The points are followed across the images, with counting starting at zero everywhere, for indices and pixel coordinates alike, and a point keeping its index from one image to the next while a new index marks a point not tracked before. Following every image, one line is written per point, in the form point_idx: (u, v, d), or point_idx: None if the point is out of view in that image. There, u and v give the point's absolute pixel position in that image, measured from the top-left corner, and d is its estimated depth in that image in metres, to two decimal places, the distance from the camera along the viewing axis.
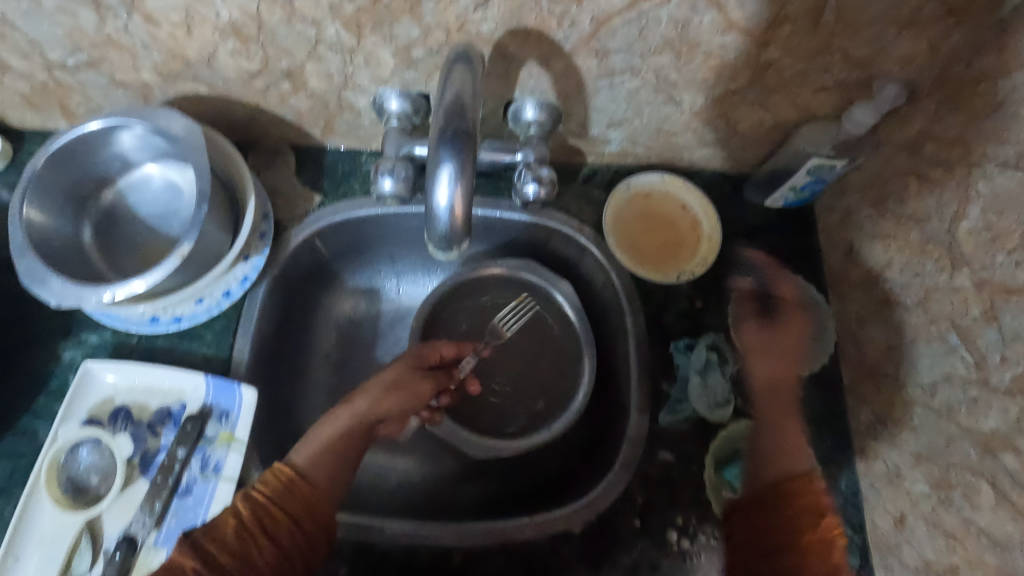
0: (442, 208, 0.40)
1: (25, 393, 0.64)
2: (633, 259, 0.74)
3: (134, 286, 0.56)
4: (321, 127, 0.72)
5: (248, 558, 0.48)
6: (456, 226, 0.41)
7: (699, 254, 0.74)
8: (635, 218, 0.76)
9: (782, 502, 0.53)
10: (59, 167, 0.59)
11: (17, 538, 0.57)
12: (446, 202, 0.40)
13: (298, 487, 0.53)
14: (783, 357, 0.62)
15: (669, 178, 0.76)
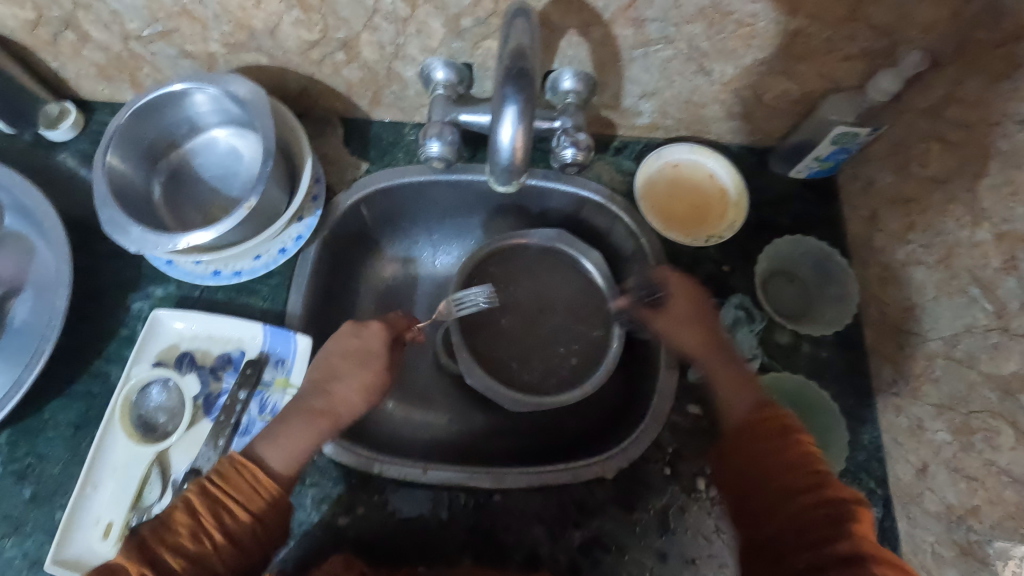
0: (505, 144, 0.45)
1: (97, 339, 0.69)
2: (662, 223, 0.78)
3: (206, 236, 0.61)
4: (369, 99, 0.77)
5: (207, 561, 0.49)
6: (516, 162, 0.47)
7: (726, 220, 0.78)
8: (665, 187, 0.80)
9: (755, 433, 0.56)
10: (137, 127, 0.64)
11: (93, 468, 0.62)
12: (509, 140, 0.45)
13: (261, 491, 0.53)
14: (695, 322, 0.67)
15: (697, 148, 0.79)
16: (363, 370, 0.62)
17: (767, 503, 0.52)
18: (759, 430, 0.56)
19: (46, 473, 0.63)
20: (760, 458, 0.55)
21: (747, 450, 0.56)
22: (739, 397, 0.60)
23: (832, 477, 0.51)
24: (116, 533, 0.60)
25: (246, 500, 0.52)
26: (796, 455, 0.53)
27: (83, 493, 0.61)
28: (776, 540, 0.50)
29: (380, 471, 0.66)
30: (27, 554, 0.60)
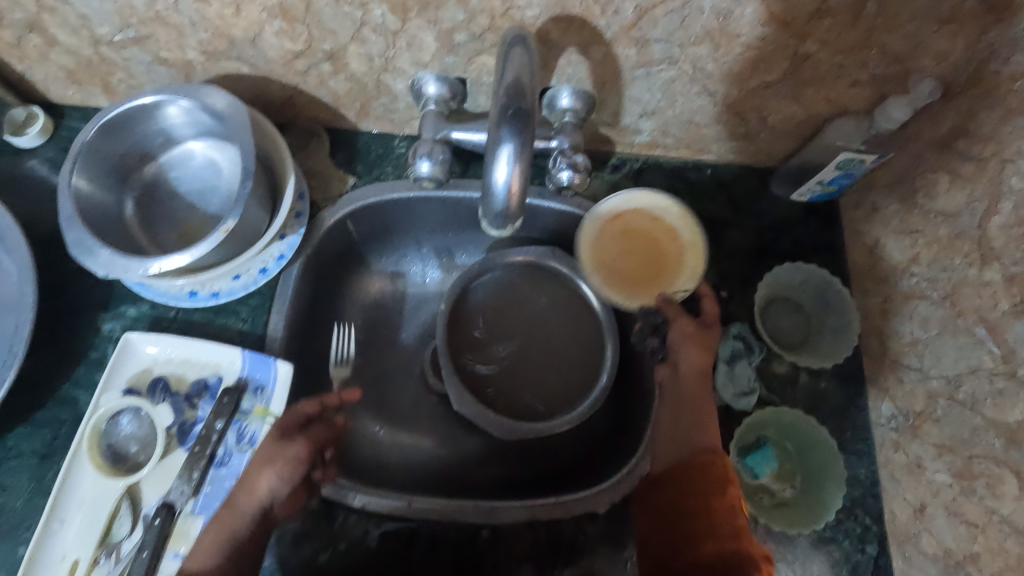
0: (499, 184, 0.42)
1: (66, 361, 0.65)
2: (628, 291, 0.73)
3: (178, 261, 0.58)
4: (357, 111, 0.73)
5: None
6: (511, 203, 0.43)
7: (686, 265, 0.73)
8: (611, 246, 0.75)
9: (694, 473, 0.58)
10: (107, 141, 0.60)
11: (59, 502, 0.59)
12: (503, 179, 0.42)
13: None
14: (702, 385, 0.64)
15: (635, 194, 0.74)
16: (260, 473, 0.58)
17: (692, 532, 0.54)
18: (704, 470, 0.57)
19: (8, 506, 0.60)
20: (693, 498, 0.56)
21: (682, 486, 0.58)
22: (696, 434, 0.61)
23: (748, 531, 0.53)
24: (82, 572, 0.57)
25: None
26: (725, 500, 0.55)
27: (47, 529, 0.58)
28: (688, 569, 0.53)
29: (360, 505, 0.64)
30: None
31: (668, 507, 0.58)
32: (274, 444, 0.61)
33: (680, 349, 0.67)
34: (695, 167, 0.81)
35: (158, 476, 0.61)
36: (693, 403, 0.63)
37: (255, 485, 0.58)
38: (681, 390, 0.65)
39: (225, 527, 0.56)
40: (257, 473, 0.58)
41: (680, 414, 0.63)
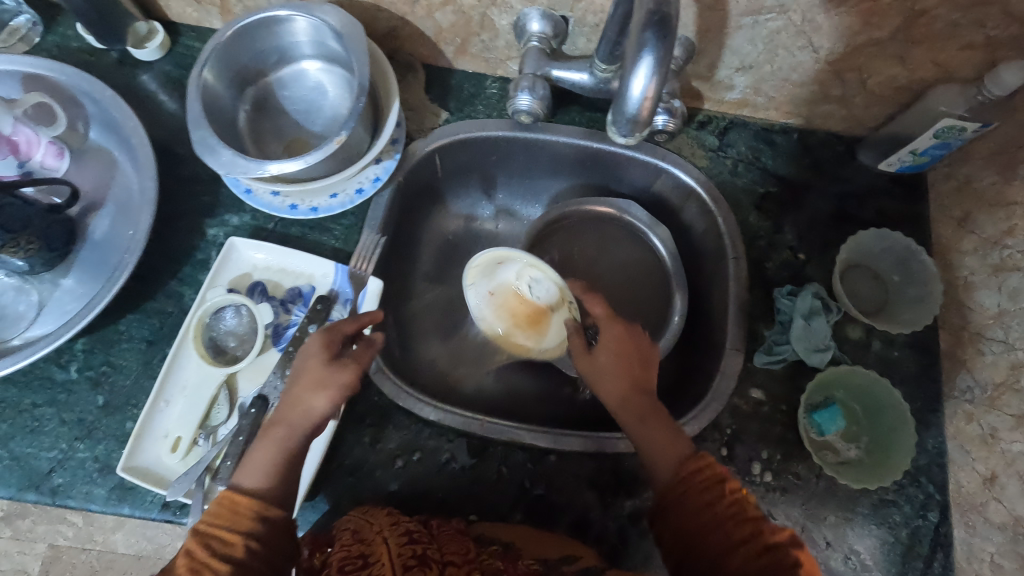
0: (635, 96, 0.44)
1: (173, 260, 0.69)
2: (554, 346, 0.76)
3: (286, 166, 0.60)
4: (456, 47, 0.75)
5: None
6: (641, 115, 0.45)
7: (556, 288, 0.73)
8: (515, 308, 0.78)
9: (687, 488, 0.52)
10: (230, 54, 0.64)
11: (166, 383, 0.63)
12: (640, 91, 0.43)
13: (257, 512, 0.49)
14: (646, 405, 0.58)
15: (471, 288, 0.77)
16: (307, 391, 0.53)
17: (721, 546, 0.49)
18: (694, 478, 0.52)
19: (119, 384, 0.65)
20: (701, 514, 0.50)
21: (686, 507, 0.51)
22: (659, 444, 0.56)
23: (765, 520, 0.50)
24: (183, 449, 0.62)
25: (251, 519, 0.48)
26: (733, 501, 0.50)
27: (155, 406, 0.63)
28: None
29: (437, 420, 0.67)
30: (98, 457, 0.62)
31: (680, 535, 0.51)
32: (320, 370, 0.54)
33: (607, 375, 0.60)
34: (782, 130, 0.80)
35: (253, 371, 0.66)
36: (645, 419, 0.57)
37: (308, 407, 0.53)
38: (635, 417, 0.58)
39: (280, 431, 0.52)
40: (306, 394, 0.53)
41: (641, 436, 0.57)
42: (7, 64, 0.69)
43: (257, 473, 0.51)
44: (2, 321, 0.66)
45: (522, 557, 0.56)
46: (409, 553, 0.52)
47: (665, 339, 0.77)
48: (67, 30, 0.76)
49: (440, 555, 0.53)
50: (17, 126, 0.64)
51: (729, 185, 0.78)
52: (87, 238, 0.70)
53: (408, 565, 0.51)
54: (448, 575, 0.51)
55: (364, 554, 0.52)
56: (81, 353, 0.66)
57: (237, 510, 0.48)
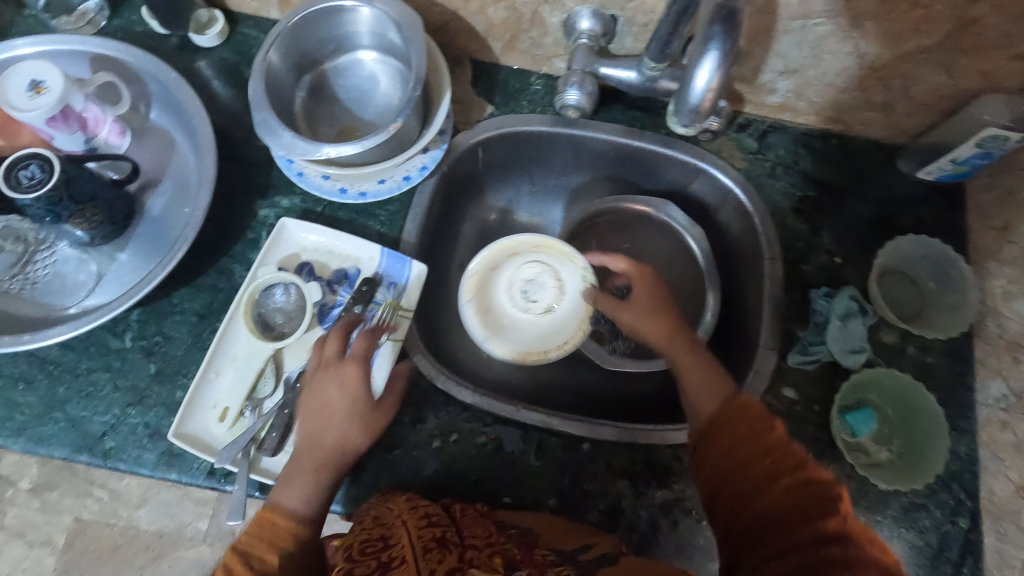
0: (700, 87, 0.47)
1: (225, 238, 0.72)
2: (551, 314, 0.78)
3: (344, 150, 0.62)
4: (504, 43, 0.77)
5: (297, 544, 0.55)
6: (704, 103, 0.48)
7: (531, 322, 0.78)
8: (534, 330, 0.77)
9: (732, 419, 0.55)
10: (292, 41, 0.67)
11: (216, 355, 0.66)
12: (704, 83, 0.47)
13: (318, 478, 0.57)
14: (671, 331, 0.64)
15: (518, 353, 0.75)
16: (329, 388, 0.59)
17: (761, 478, 0.50)
18: (740, 413, 0.55)
19: (170, 354, 0.67)
20: (742, 448, 0.53)
21: (726, 439, 0.54)
22: (705, 389, 0.59)
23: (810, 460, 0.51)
24: (231, 419, 0.64)
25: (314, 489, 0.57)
26: (775, 436, 0.52)
27: (205, 377, 0.65)
28: (767, 527, 0.48)
29: (473, 403, 0.68)
30: (149, 424, 0.64)
31: (721, 461, 0.53)
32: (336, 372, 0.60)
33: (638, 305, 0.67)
34: (821, 136, 0.81)
35: (300, 347, 0.68)
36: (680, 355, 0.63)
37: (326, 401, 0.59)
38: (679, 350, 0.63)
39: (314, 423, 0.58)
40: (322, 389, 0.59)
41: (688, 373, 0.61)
42: (79, 46, 0.73)
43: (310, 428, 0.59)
44: (62, 288, 0.69)
45: (538, 544, 0.56)
46: (429, 533, 0.53)
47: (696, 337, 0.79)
48: (131, 15, 0.79)
49: (460, 539, 0.53)
50: (87, 103, 0.67)
51: (768, 188, 0.78)
52: (145, 214, 0.73)
53: (429, 547, 0.51)
54: (470, 557, 0.51)
55: (385, 537, 0.53)
56: (135, 323, 0.68)
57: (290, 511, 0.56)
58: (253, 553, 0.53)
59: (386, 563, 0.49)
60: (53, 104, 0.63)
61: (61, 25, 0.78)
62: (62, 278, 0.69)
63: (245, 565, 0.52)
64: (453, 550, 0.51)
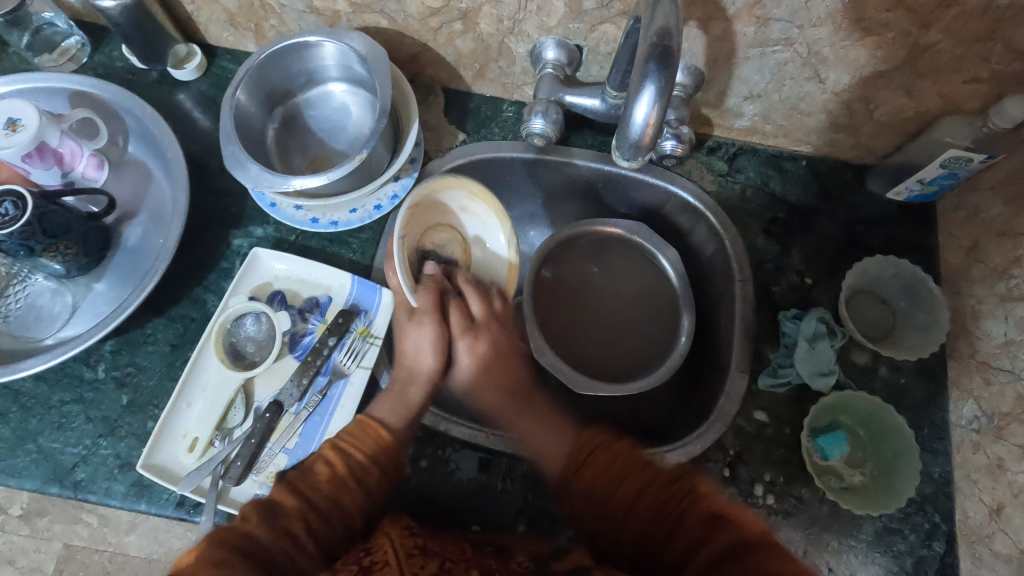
0: (638, 122, 0.48)
1: (199, 268, 0.73)
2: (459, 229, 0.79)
3: (310, 182, 0.63)
4: (475, 72, 0.78)
5: (344, 504, 0.53)
6: (644, 139, 0.49)
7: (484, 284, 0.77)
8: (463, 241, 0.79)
9: (585, 459, 0.58)
10: (262, 76, 0.69)
11: (186, 385, 0.66)
12: (642, 118, 0.47)
13: (385, 445, 0.58)
14: (552, 427, 0.66)
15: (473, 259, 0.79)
16: (423, 355, 0.66)
17: (636, 485, 0.55)
18: (597, 454, 0.58)
19: (143, 384, 0.68)
20: (634, 503, 0.55)
21: (618, 513, 0.55)
22: (547, 458, 0.64)
23: (670, 500, 0.53)
24: (200, 449, 0.64)
25: (372, 454, 0.57)
26: (632, 476, 0.56)
27: (176, 407, 0.66)
28: (693, 565, 0.49)
29: (444, 430, 0.68)
30: (120, 454, 0.65)
31: (590, 505, 0.57)
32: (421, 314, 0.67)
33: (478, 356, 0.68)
34: (791, 158, 0.82)
35: (270, 376, 0.69)
36: (519, 416, 0.68)
37: (416, 355, 0.67)
38: (536, 417, 0.68)
39: (390, 411, 0.62)
40: (414, 352, 0.66)
41: (538, 434, 0.66)
42: (56, 82, 0.75)
43: (393, 418, 0.62)
44: (37, 320, 0.70)
45: (515, 556, 0.56)
46: (411, 541, 0.53)
47: (671, 360, 0.78)
48: (112, 51, 0.82)
49: (438, 550, 0.53)
50: (63, 138, 0.69)
51: (738, 209, 0.79)
52: (121, 245, 0.74)
53: (412, 553, 0.51)
54: (448, 566, 0.50)
55: (367, 546, 0.52)
56: (108, 353, 0.69)
57: (372, 433, 0.59)
58: (289, 499, 0.51)
59: (368, 564, 0.48)
60: (29, 141, 0.65)
61: (43, 63, 0.80)
62: (37, 309, 0.70)
63: (277, 515, 0.50)
64: (434, 557, 0.51)
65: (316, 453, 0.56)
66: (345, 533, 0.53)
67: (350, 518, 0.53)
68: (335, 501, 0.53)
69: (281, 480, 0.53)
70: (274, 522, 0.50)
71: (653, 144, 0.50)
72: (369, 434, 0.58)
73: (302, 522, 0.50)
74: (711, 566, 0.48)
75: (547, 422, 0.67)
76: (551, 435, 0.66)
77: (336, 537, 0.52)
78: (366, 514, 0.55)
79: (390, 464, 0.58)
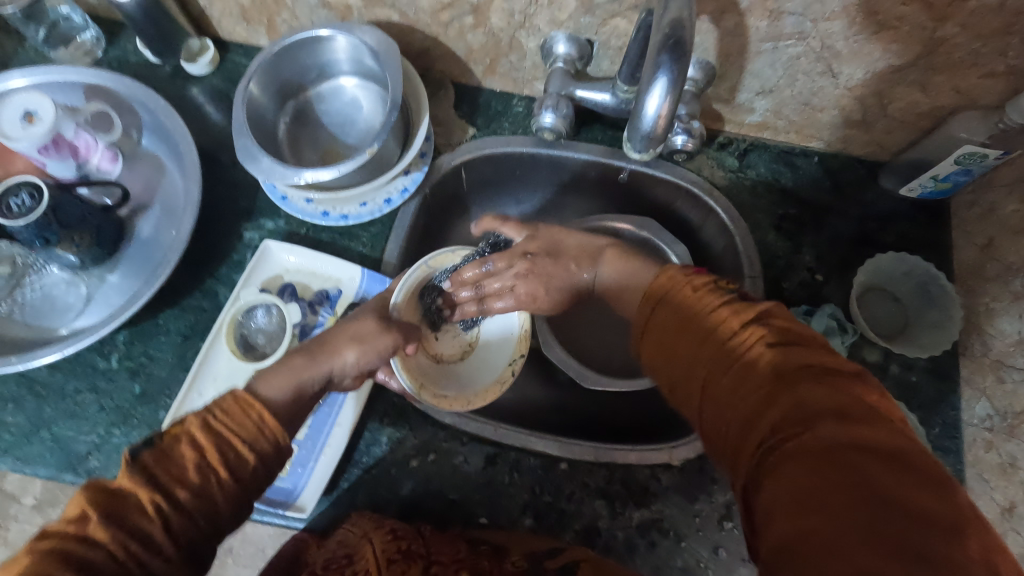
0: (650, 113, 0.48)
1: (211, 261, 0.73)
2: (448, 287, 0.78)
3: (321, 175, 0.64)
4: (485, 66, 0.78)
5: (209, 497, 0.43)
6: (656, 130, 0.49)
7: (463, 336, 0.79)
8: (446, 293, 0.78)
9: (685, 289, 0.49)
10: (274, 69, 0.69)
11: (198, 376, 0.67)
12: (654, 109, 0.48)
13: (267, 428, 0.46)
14: (638, 275, 0.65)
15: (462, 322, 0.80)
16: (353, 350, 0.58)
17: (699, 332, 0.45)
18: (674, 287, 0.49)
19: (155, 374, 0.69)
20: (694, 358, 0.45)
21: (697, 342, 0.45)
22: (631, 285, 0.64)
23: (772, 358, 0.40)
24: None
25: (253, 443, 0.45)
26: (708, 305, 0.46)
27: (188, 396, 0.66)
28: (771, 416, 0.37)
29: (451, 423, 0.68)
30: (133, 443, 0.66)
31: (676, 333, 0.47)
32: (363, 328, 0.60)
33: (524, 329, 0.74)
34: (803, 154, 0.81)
35: None
36: (631, 254, 0.68)
37: (341, 356, 0.57)
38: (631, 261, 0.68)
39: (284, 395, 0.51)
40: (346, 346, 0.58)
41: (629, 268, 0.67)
42: (72, 76, 0.76)
43: (277, 393, 0.51)
44: (52, 310, 0.71)
45: (510, 556, 0.56)
46: (394, 547, 0.54)
47: None
48: (127, 46, 0.82)
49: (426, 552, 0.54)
50: (78, 130, 0.70)
51: (748, 205, 0.79)
52: (135, 237, 0.75)
53: (393, 558, 0.52)
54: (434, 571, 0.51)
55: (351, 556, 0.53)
56: (122, 343, 0.70)
57: (252, 413, 0.46)
58: (137, 496, 0.40)
59: None
60: (45, 133, 0.66)
61: (59, 57, 0.81)
62: (52, 300, 0.71)
63: (122, 519, 0.39)
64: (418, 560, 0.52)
65: (177, 428, 0.44)
66: (209, 531, 0.43)
67: (218, 515, 0.43)
68: (198, 493, 0.42)
69: (129, 461, 0.41)
70: (118, 520, 0.39)
71: (666, 135, 0.51)
72: (249, 413, 0.46)
73: (158, 522, 0.40)
74: (779, 429, 0.36)
75: (640, 261, 0.67)
76: (647, 264, 0.65)
77: (193, 537, 0.42)
78: (236, 511, 0.45)
79: (275, 452, 0.47)
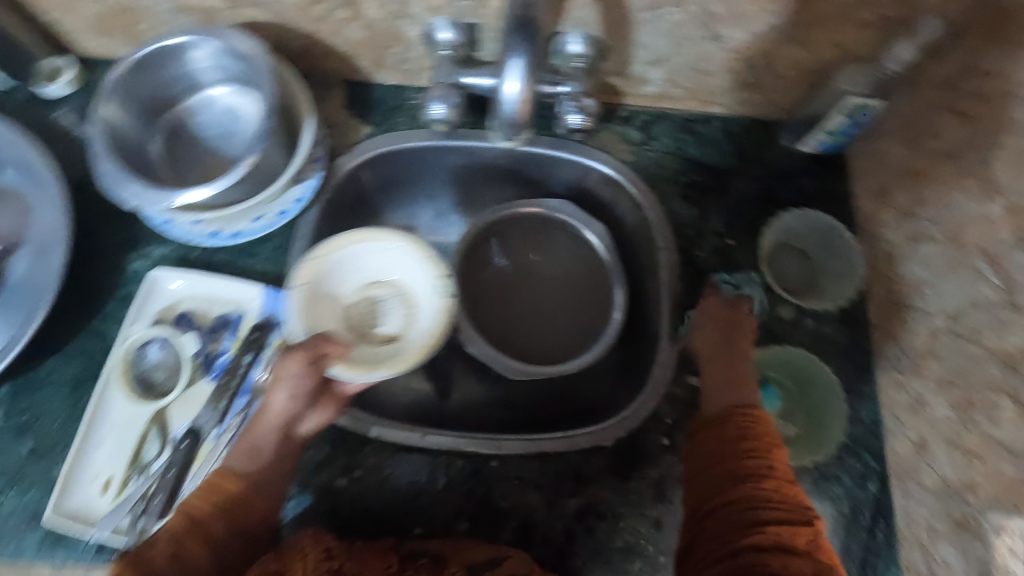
0: (510, 98, 0.51)
1: (95, 299, 0.68)
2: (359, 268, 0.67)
3: (197, 195, 0.59)
4: (373, 60, 0.75)
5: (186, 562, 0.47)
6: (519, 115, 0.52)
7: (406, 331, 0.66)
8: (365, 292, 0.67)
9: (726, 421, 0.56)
10: (138, 77, 0.64)
11: (93, 425, 0.63)
12: (514, 94, 0.51)
13: (240, 496, 0.52)
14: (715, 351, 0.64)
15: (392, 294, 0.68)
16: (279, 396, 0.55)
17: (715, 456, 0.53)
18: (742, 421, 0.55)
19: (45, 429, 0.63)
20: (701, 470, 0.54)
21: (717, 444, 0.54)
22: (734, 396, 0.59)
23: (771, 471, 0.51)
24: (115, 488, 0.61)
25: (229, 507, 0.51)
26: (715, 478, 0.52)
27: (82, 451, 0.62)
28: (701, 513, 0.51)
29: (377, 436, 0.66)
30: (28, 506, 0.60)
31: (717, 443, 0.54)
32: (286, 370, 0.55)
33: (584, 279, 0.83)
34: (705, 120, 0.81)
35: (184, 403, 0.65)
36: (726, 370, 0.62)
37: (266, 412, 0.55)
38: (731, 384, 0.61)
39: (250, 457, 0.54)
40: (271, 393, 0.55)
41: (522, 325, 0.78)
42: None
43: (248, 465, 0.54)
44: None
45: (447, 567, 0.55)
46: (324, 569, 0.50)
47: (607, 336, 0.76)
48: None
49: None
50: None
51: (655, 176, 0.79)
52: (6, 282, 0.68)
53: None
54: None
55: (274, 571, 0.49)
56: (6, 398, 0.64)
57: (224, 488, 0.52)
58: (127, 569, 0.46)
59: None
60: None
61: None
62: None
63: None
64: None
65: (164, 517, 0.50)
66: None
67: None
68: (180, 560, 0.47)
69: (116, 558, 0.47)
70: None
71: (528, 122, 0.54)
72: (224, 492, 0.52)
73: None
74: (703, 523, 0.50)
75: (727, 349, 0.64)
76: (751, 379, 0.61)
77: None
78: (218, 574, 0.48)
79: (251, 518, 0.52)
